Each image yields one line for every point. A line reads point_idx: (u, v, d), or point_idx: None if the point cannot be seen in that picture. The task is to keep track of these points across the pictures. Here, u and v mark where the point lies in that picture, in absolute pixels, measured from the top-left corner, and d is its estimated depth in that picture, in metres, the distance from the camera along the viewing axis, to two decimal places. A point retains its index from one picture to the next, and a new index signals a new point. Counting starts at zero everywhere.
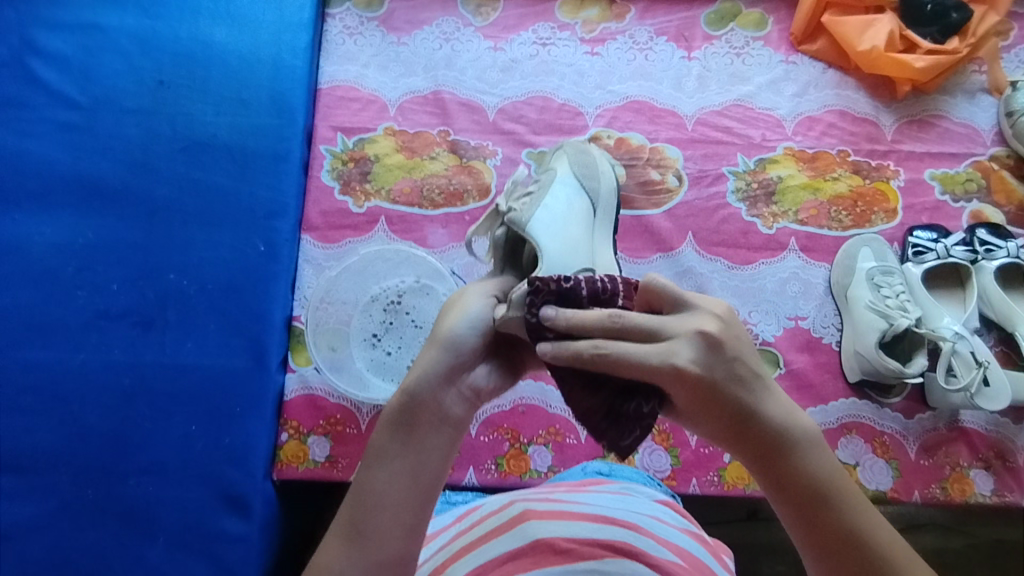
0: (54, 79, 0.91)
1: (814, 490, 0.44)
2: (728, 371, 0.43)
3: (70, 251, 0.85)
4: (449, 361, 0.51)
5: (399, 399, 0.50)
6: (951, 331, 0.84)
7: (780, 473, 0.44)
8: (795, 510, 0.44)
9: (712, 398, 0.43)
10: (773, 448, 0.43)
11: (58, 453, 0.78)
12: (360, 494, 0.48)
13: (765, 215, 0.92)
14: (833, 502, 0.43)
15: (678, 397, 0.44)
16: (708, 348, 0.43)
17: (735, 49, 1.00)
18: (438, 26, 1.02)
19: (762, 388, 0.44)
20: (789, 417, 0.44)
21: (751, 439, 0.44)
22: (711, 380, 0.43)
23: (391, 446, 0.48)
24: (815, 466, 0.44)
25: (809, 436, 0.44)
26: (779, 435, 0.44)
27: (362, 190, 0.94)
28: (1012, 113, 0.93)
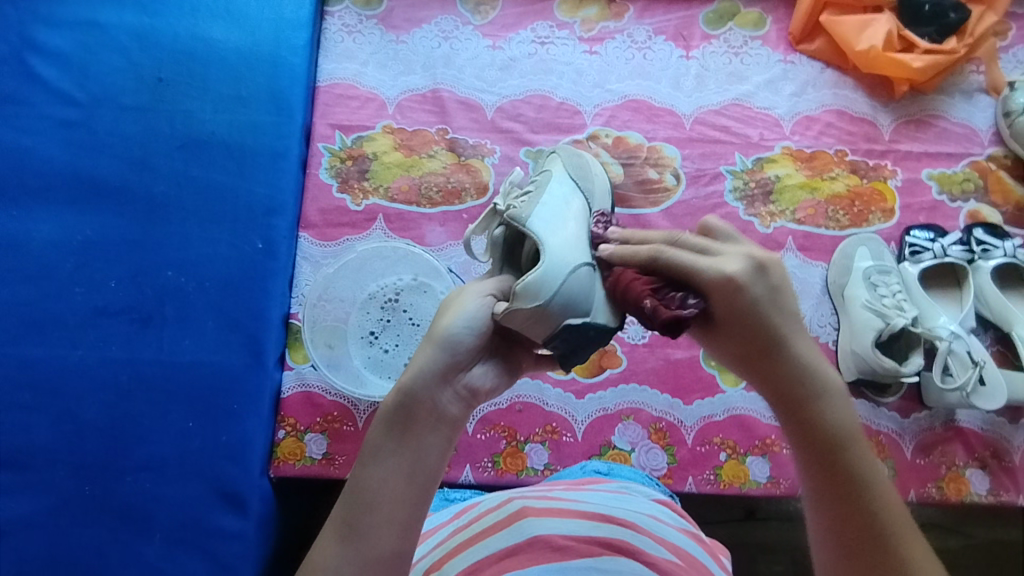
0: (54, 76, 0.92)
1: (830, 440, 0.47)
2: (771, 291, 0.46)
3: (69, 247, 0.86)
4: (443, 359, 0.51)
5: (396, 395, 0.50)
6: (948, 330, 0.84)
7: (801, 419, 0.47)
8: (809, 456, 0.47)
9: (752, 309, 0.46)
10: (800, 394, 0.47)
11: (56, 449, 0.78)
12: (356, 491, 0.48)
13: (762, 214, 0.92)
14: (845, 449, 0.47)
15: (721, 306, 0.47)
16: (757, 269, 0.46)
17: (734, 48, 1.00)
18: (437, 24, 1.02)
19: (793, 337, 0.47)
20: (817, 368, 0.48)
21: (777, 380, 0.47)
22: (753, 294, 0.46)
23: (387, 444, 0.49)
24: (837, 417, 0.47)
25: (835, 389, 0.47)
26: (803, 379, 0.47)
27: (361, 188, 0.94)
28: (1010, 113, 0.93)
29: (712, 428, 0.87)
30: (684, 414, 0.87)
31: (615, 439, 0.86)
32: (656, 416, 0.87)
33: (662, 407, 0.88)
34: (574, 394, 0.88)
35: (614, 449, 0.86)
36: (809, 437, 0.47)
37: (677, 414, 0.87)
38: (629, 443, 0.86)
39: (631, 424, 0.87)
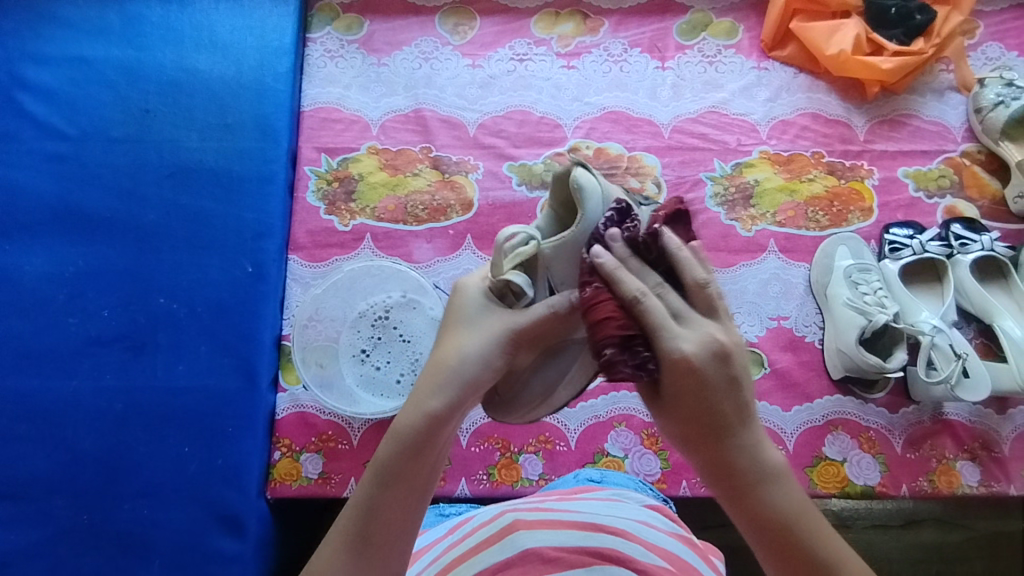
0: (43, 112, 0.93)
1: (779, 526, 0.45)
2: (726, 385, 0.46)
3: (61, 279, 0.87)
4: (460, 384, 0.48)
5: (424, 418, 0.46)
6: (930, 325, 0.85)
7: (748, 508, 0.45)
8: (769, 547, 0.45)
9: (700, 400, 0.46)
10: (742, 483, 0.45)
11: (53, 479, 0.79)
12: (370, 511, 0.45)
13: (743, 218, 0.94)
14: (800, 535, 0.44)
15: (672, 385, 0.46)
16: (720, 358, 0.46)
17: (708, 57, 1.02)
18: (418, 46, 1.04)
19: (738, 421, 0.46)
20: (762, 455, 0.46)
21: (713, 469, 0.46)
22: (706, 377, 0.45)
23: (408, 465, 0.45)
24: (787, 500, 0.45)
25: (778, 473, 0.46)
26: (737, 464, 0.45)
27: (348, 209, 0.95)
28: (981, 109, 0.95)
29: None
30: None
31: (607, 446, 0.87)
32: (647, 421, 0.88)
33: None
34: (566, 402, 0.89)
35: (607, 456, 0.87)
36: (764, 525, 0.45)
37: None
38: (622, 449, 0.87)
39: (623, 430, 0.88)
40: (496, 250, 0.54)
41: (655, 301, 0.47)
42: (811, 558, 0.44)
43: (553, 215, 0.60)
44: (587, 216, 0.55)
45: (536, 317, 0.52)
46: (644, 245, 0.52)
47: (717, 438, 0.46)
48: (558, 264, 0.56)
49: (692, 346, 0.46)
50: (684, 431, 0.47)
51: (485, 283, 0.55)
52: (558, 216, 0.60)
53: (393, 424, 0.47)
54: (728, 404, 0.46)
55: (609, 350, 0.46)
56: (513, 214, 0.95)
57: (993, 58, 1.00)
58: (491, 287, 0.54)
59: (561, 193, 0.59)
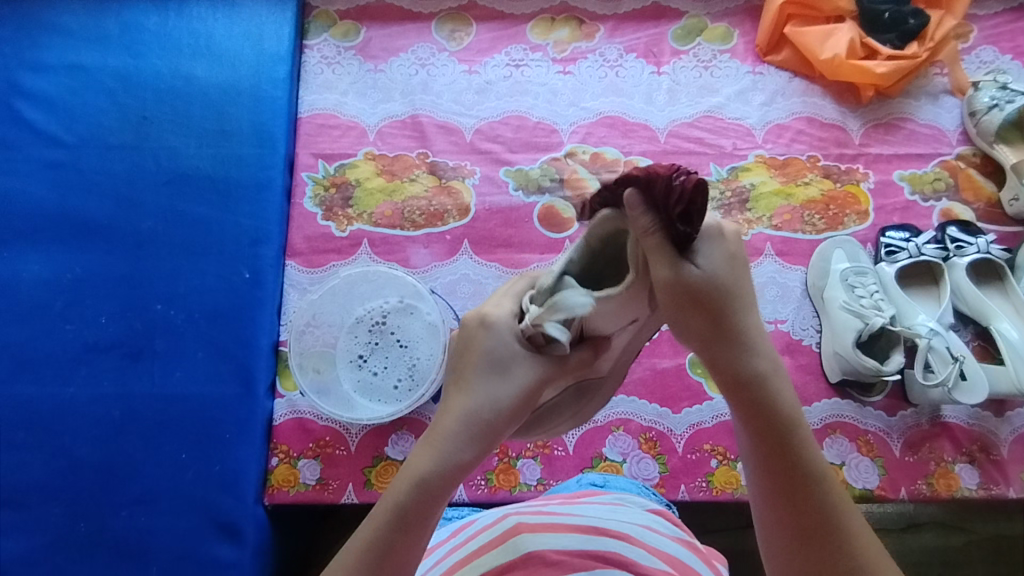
0: (40, 119, 0.94)
1: (773, 421, 0.45)
2: (744, 260, 0.48)
3: (58, 286, 0.87)
4: (489, 438, 0.48)
5: (449, 468, 0.46)
6: (927, 327, 0.85)
7: (746, 400, 0.45)
8: (760, 440, 0.45)
9: (728, 272, 0.46)
10: (747, 370, 0.46)
11: (51, 487, 0.79)
12: (382, 554, 0.43)
13: (739, 221, 0.94)
14: (793, 433, 0.45)
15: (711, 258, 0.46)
16: (740, 238, 0.48)
17: (703, 62, 1.02)
18: (414, 52, 1.04)
19: (753, 302, 0.47)
20: (768, 345, 0.47)
21: (723, 346, 0.46)
22: (735, 250, 0.47)
23: (427, 514, 0.44)
24: (783, 400, 0.46)
25: (779, 370, 0.47)
26: (745, 343, 0.46)
27: (345, 215, 0.96)
28: (975, 112, 0.95)
29: (703, 435, 0.87)
30: (673, 422, 0.88)
31: (606, 451, 0.87)
32: (645, 426, 0.88)
33: (652, 416, 0.88)
34: None
35: (605, 460, 0.87)
36: (760, 418, 0.45)
37: (666, 422, 0.88)
38: (620, 454, 0.87)
39: (621, 434, 0.87)
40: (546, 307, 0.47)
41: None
42: (800, 455, 0.44)
43: (586, 245, 0.48)
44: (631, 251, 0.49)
45: (568, 361, 0.51)
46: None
47: (738, 313, 0.46)
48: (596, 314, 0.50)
49: (719, 221, 0.48)
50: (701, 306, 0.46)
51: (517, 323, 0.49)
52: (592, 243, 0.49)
53: (412, 466, 0.46)
54: (747, 283, 0.47)
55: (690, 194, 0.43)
56: (510, 219, 0.95)
57: (986, 61, 1.00)
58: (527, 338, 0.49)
59: (607, 226, 0.47)
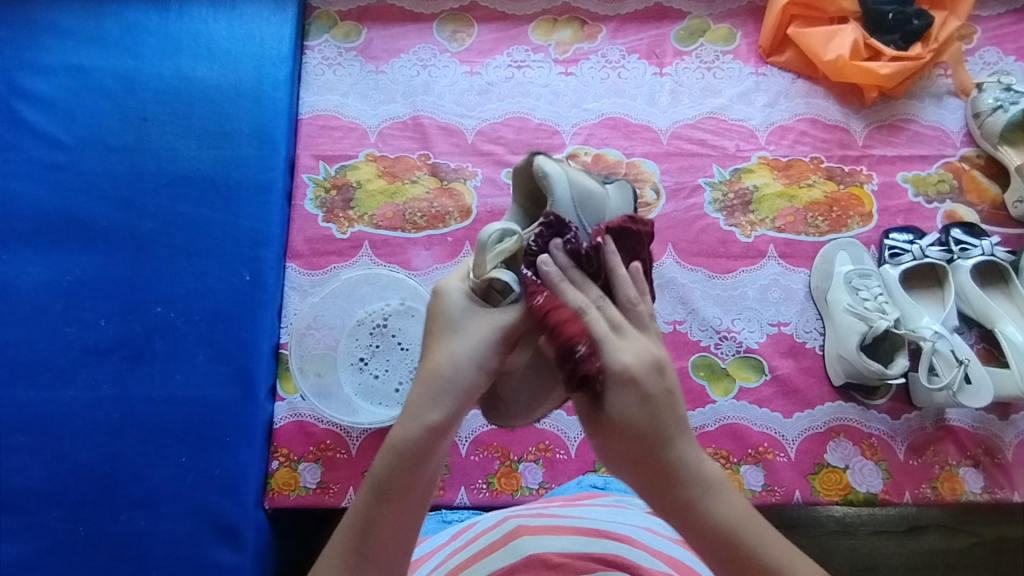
0: (40, 121, 0.93)
1: (725, 536, 0.42)
2: (665, 393, 0.43)
3: (58, 288, 0.87)
4: (456, 393, 0.45)
5: (421, 434, 0.43)
6: (931, 330, 0.84)
7: (692, 524, 0.42)
8: (719, 560, 0.42)
9: (641, 413, 0.42)
10: (683, 498, 0.42)
11: (50, 491, 0.79)
12: (367, 526, 0.43)
13: (742, 223, 0.94)
14: (749, 546, 0.41)
15: (624, 407, 0.43)
16: (656, 368, 0.44)
17: (706, 63, 1.02)
18: (415, 53, 1.04)
19: (677, 431, 0.43)
20: (699, 462, 0.43)
21: (656, 485, 0.42)
22: (647, 389, 0.43)
23: (409, 481, 0.43)
24: (727, 511, 0.42)
25: (715, 483, 0.43)
26: (676, 475, 0.42)
27: (346, 217, 0.95)
28: (979, 114, 0.95)
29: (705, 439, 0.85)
30: None
31: None
32: None
33: None
34: (566, 410, 0.88)
35: None
36: (713, 541, 0.42)
37: None
38: None
39: None
40: (478, 248, 0.51)
41: (597, 315, 0.46)
42: (760, 564, 0.41)
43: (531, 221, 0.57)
44: (558, 203, 0.57)
45: (523, 310, 0.48)
46: (587, 257, 0.52)
47: (659, 453, 0.42)
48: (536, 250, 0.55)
49: (631, 359, 0.44)
50: (623, 453, 0.43)
51: (467, 282, 0.51)
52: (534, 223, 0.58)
53: (389, 435, 0.44)
54: (666, 411, 0.43)
55: (581, 346, 0.44)
56: None
57: (990, 63, 1.00)
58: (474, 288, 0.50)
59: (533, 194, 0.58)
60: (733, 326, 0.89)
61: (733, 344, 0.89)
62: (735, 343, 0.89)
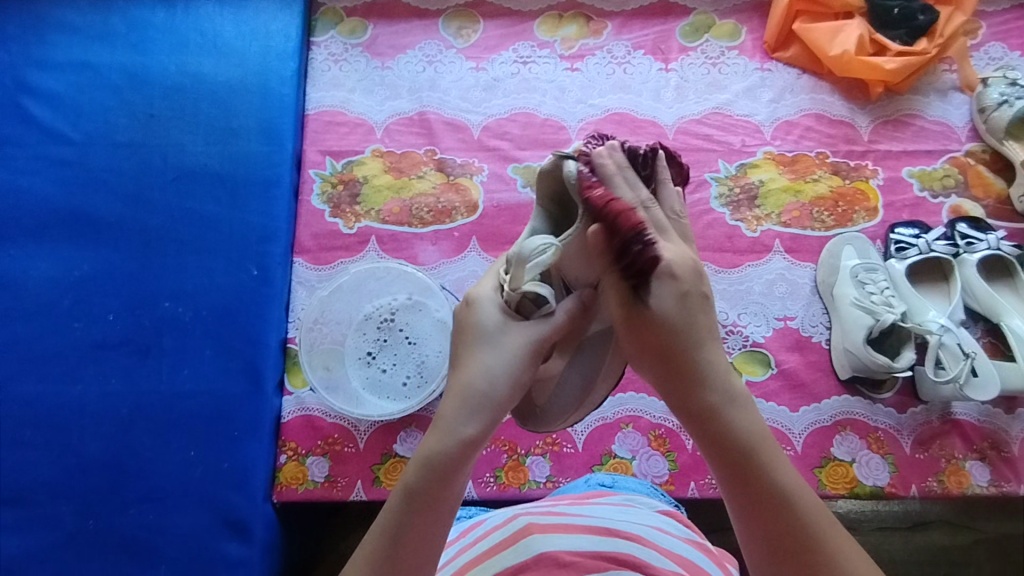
0: (47, 116, 0.94)
1: (735, 445, 0.43)
2: (701, 296, 0.46)
3: (66, 283, 0.87)
4: (493, 408, 0.46)
5: (455, 447, 0.44)
6: (938, 324, 0.84)
7: (705, 427, 0.44)
8: (725, 469, 0.43)
9: (675, 308, 0.45)
10: (702, 394, 0.44)
11: (59, 485, 0.79)
12: (398, 534, 0.43)
13: (748, 218, 0.94)
14: (755, 460, 0.43)
15: (661, 292, 0.45)
16: (695, 272, 0.47)
17: (711, 59, 1.02)
18: (421, 50, 1.04)
19: (706, 333, 0.46)
20: (726, 375, 0.45)
21: (677, 378, 0.45)
22: (684, 285, 0.46)
23: (439, 489, 0.44)
24: (741, 423, 0.44)
25: (741, 398, 0.45)
26: (699, 372, 0.44)
27: (352, 211, 0.95)
28: (985, 109, 0.95)
29: None
30: None
31: (615, 448, 0.86)
32: (655, 422, 0.87)
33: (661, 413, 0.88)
34: None
35: (615, 458, 0.86)
36: (721, 445, 0.43)
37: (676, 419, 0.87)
38: (630, 451, 0.86)
39: (630, 432, 0.87)
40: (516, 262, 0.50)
41: (644, 215, 0.49)
42: (764, 478, 0.42)
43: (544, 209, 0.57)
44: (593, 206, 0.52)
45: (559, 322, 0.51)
46: (642, 160, 0.54)
47: (688, 346, 0.45)
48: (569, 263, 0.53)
49: (675, 256, 0.47)
50: (654, 346, 0.45)
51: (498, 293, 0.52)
52: (550, 211, 0.57)
53: (423, 443, 0.45)
54: (698, 316, 0.45)
55: (648, 233, 0.46)
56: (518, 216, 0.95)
57: (995, 58, 1.00)
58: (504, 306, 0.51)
59: (550, 185, 0.55)
60: (739, 321, 0.90)
61: (740, 338, 0.89)
62: (741, 337, 0.89)
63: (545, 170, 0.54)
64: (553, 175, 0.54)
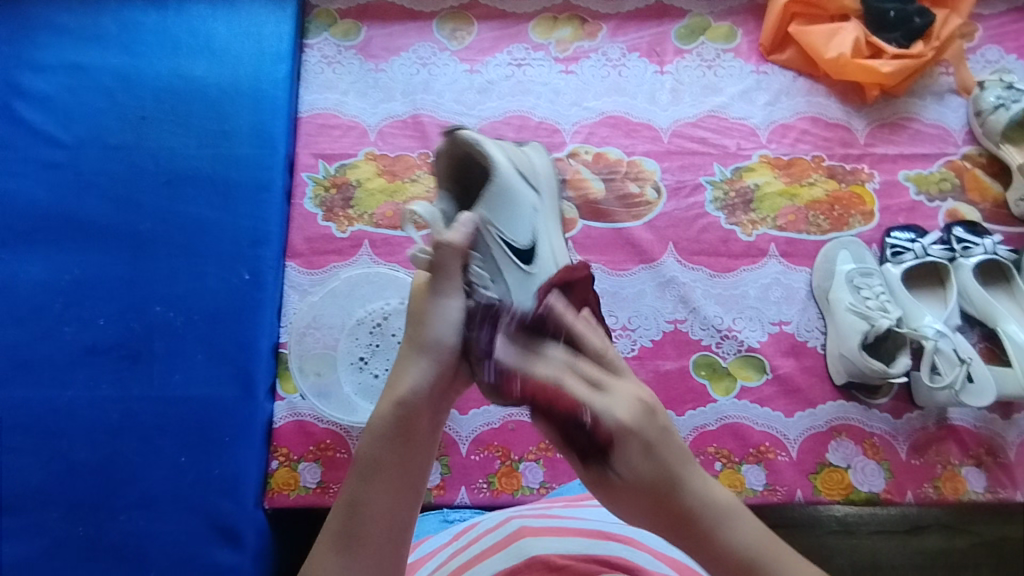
0: (38, 119, 0.93)
1: (744, 567, 0.42)
2: (661, 434, 0.44)
3: (57, 288, 0.86)
4: (433, 356, 0.51)
5: (392, 409, 0.50)
6: (933, 330, 0.84)
7: (712, 557, 0.43)
8: None
9: (646, 471, 0.43)
10: (692, 532, 0.43)
11: (48, 491, 0.78)
12: (354, 505, 0.48)
13: (744, 222, 0.93)
14: (765, 574, 0.42)
15: (631, 464, 0.43)
16: (646, 411, 0.45)
17: (707, 62, 1.02)
18: (415, 52, 1.04)
19: (682, 472, 0.44)
20: (709, 493, 0.44)
21: (671, 529, 0.43)
22: (644, 439, 0.44)
23: (388, 455, 0.49)
24: (742, 541, 0.43)
25: (731, 511, 0.44)
26: (689, 517, 0.43)
27: (345, 215, 0.95)
28: (981, 112, 0.94)
29: (707, 438, 0.84)
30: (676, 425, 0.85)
31: None
32: None
33: None
34: None
35: None
36: (732, 573, 0.43)
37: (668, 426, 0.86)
38: None
39: None
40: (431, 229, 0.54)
41: (574, 377, 0.48)
42: None
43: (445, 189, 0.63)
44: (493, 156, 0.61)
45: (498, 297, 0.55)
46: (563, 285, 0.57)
47: (671, 498, 0.43)
48: (501, 222, 0.59)
49: (622, 409, 0.44)
50: (643, 503, 0.43)
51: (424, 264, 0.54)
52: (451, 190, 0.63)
53: (368, 420, 0.50)
54: (672, 458, 0.44)
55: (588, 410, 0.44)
56: None
57: (992, 61, 0.99)
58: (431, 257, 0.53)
59: (444, 165, 0.63)
60: (734, 325, 0.89)
61: (735, 343, 0.88)
62: (736, 342, 0.88)
63: (441, 149, 0.62)
64: (450, 153, 0.62)
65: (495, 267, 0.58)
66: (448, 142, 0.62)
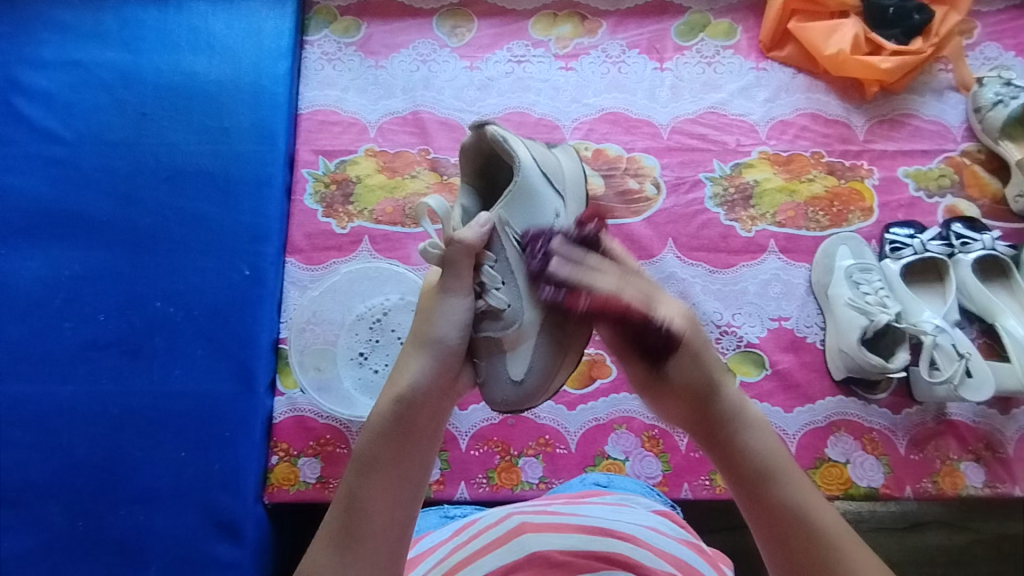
0: (39, 116, 0.93)
1: (758, 475, 0.48)
2: (705, 346, 0.53)
3: (58, 283, 0.86)
4: (434, 353, 0.54)
5: (391, 404, 0.52)
6: (932, 324, 0.84)
7: (726, 455, 0.50)
8: (749, 495, 0.48)
9: (697, 369, 0.52)
10: (716, 426, 0.51)
11: (48, 485, 0.78)
12: (351, 500, 0.48)
13: (743, 218, 0.94)
14: (771, 480, 0.48)
15: (678, 365, 0.53)
16: (693, 325, 0.54)
17: (706, 58, 1.02)
18: (415, 48, 1.04)
19: (719, 375, 0.53)
20: (741, 402, 0.52)
21: (706, 416, 0.52)
22: (694, 346, 0.53)
23: (386, 451, 0.50)
24: (759, 450, 0.49)
25: (754, 422, 0.51)
26: (728, 416, 0.51)
27: (345, 211, 0.95)
28: (980, 108, 0.95)
29: None
30: None
31: (608, 449, 0.86)
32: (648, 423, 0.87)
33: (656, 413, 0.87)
34: (565, 405, 0.88)
35: (608, 459, 0.86)
36: (741, 476, 0.49)
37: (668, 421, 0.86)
38: (623, 452, 0.86)
39: (623, 432, 0.86)
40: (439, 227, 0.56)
41: (630, 294, 0.54)
42: (785, 505, 0.47)
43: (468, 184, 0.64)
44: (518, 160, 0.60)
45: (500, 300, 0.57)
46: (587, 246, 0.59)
47: (709, 394, 0.52)
48: (516, 223, 0.59)
49: (675, 318, 0.53)
50: (682, 396, 0.53)
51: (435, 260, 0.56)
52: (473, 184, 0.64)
53: (368, 417, 0.52)
54: (709, 362, 0.53)
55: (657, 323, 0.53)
56: None
57: (991, 58, 1.00)
58: (444, 254, 0.56)
59: (471, 160, 0.63)
60: (734, 321, 0.89)
61: (734, 339, 0.88)
62: (736, 338, 0.88)
63: (466, 144, 0.63)
64: (476, 147, 0.63)
65: (508, 268, 0.58)
66: (475, 136, 0.62)
